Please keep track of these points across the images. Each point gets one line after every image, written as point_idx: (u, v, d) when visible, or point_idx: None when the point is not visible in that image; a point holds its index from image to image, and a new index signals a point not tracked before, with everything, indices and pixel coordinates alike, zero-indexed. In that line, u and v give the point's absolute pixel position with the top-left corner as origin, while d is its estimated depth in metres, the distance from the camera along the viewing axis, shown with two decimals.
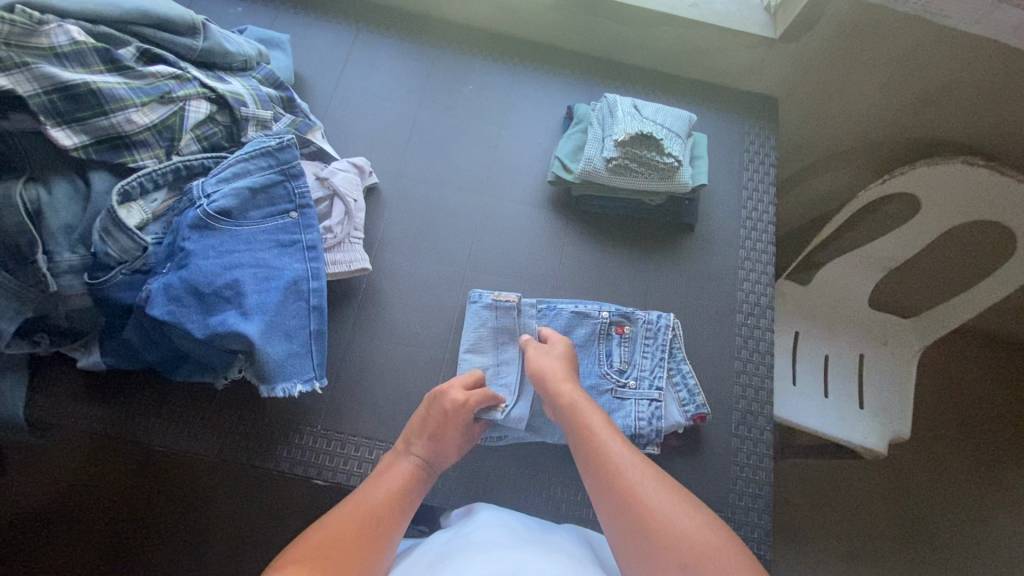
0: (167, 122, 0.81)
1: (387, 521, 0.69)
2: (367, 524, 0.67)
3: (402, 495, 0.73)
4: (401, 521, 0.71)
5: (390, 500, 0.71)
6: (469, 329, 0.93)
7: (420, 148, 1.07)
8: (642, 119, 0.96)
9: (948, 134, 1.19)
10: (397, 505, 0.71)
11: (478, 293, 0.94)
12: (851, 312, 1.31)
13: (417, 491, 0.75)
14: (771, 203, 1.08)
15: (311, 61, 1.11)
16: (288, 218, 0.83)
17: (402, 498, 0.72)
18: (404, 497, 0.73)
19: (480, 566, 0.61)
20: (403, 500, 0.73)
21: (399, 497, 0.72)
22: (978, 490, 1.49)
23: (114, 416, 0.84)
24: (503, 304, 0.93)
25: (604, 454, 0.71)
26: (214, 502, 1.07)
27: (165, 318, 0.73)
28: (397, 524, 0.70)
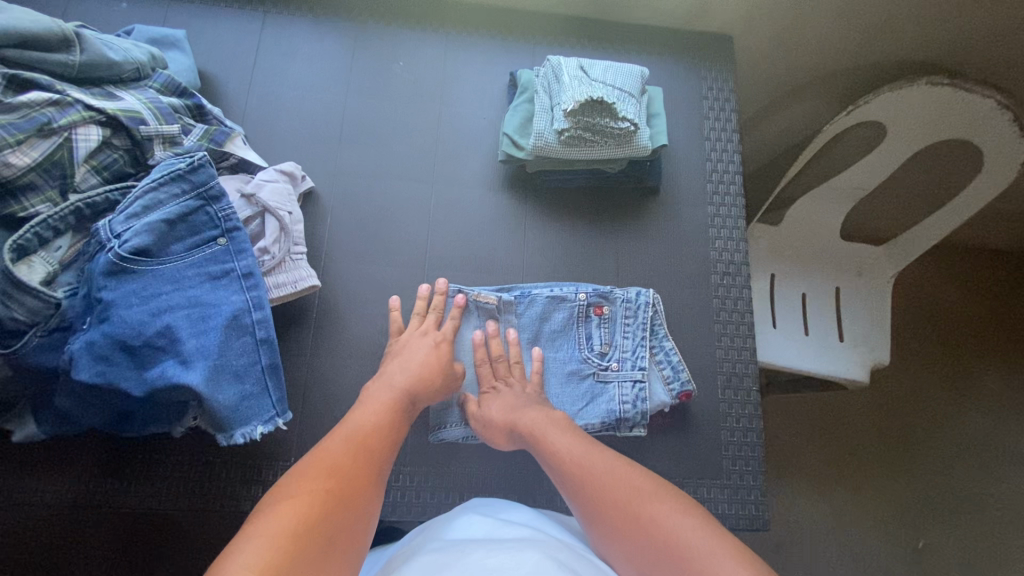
0: (53, 158, 0.70)
1: (376, 451, 0.67)
2: (359, 453, 0.65)
3: (388, 424, 0.71)
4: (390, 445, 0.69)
5: (379, 431, 0.69)
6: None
7: (356, 140, 0.97)
8: (590, 82, 0.88)
9: (910, 53, 1.14)
10: (386, 433, 0.70)
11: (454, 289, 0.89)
12: (826, 247, 1.29)
13: (403, 421, 0.73)
14: (736, 151, 1.03)
15: (218, 56, 0.99)
16: (216, 246, 0.75)
17: (390, 426, 0.71)
18: (393, 425, 0.71)
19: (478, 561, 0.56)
20: (391, 427, 0.71)
21: (386, 428, 0.70)
22: (955, 399, 1.54)
23: (71, 482, 0.78)
24: (484, 305, 0.89)
25: (563, 455, 0.73)
26: None
27: (95, 381, 0.66)
28: (386, 451, 0.68)
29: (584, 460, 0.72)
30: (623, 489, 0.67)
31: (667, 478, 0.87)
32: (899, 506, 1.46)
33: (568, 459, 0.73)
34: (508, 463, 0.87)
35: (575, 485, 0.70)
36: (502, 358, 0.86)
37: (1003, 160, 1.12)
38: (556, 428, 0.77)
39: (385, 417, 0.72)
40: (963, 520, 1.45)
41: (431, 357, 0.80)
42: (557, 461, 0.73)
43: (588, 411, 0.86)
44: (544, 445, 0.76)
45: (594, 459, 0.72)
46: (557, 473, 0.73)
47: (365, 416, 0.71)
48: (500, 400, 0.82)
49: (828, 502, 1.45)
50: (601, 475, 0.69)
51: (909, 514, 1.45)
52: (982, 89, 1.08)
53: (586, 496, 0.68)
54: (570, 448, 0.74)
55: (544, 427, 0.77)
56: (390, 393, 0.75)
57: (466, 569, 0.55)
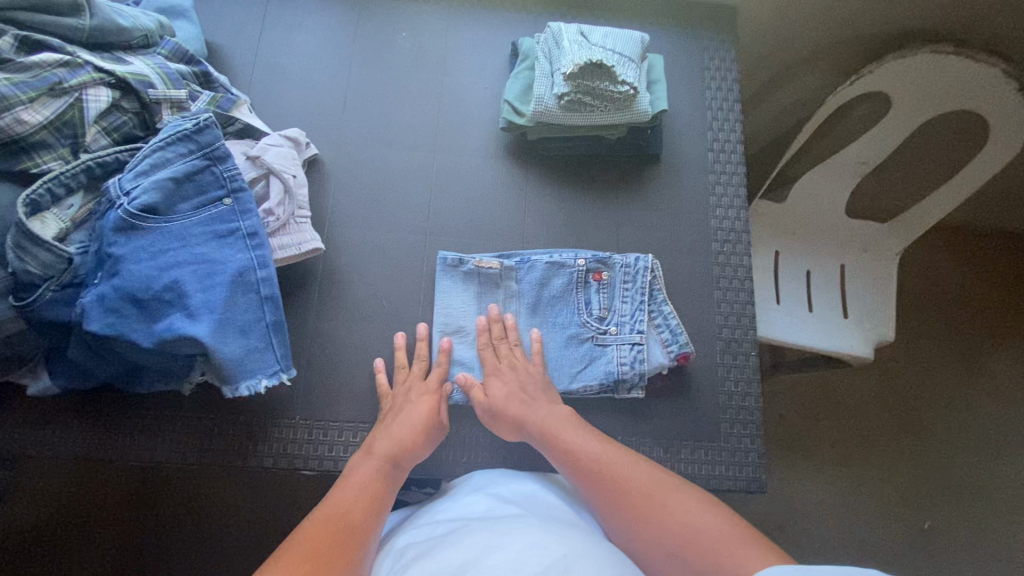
0: (65, 117, 0.72)
1: (357, 525, 0.65)
2: (338, 528, 0.63)
3: (373, 495, 0.69)
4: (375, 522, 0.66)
5: (361, 504, 0.67)
6: (445, 292, 0.90)
7: (359, 109, 0.99)
8: (590, 47, 0.88)
9: (915, 22, 1.13)
10: (370, 507, 0.68)
11: (457, 256, 0.90)
12: (830, 223, 1.29)
13: (390, 492, 0.71)
14: (737, 121, 1.02)
15: (225, 28, 1.00)
16: (222, 206, 0.77)
17: (376, 498, 0.69)
18: (377, 496, 0.69)
19: (479, 542, 0.58)
20: (377, 499, 0.69)
21: (371, 500, 0.69)
22: (961, 378, 1.53)
23: (85, 434, 0.80)
24: (485, 270, 0.90)
25: (582, 456, 0.73)
26: (236, 494, 1.05)
27: (106, 332, 0.68)
28: (369, 526, 0.66)
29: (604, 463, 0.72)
30: (645, 484, 0.68)
31: (666, 441, 0.88)
32: (903, 485, 1.45)
33: (588, 458, 0.73)
34: None
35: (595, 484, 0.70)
36: (504, 339, 0.87)
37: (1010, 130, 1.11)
38: (568, 425, 0.78)
39: (369, 488, 0.70)
40: (968, 500, 1.44)
41: (418, 421, 0.78)
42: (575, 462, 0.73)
43: (587, 371, 0.87)
44: (560, 444, 0.76)
45: (613, 461, 0.72)
46: (575, 474, 0.73)
47: (348, 491, 0.69)
48: (505, 385, 0.82)
49: (831, 480, 1.45)
50: (620, 473, 0.70)
51: (914, 493, 1.45)
52: (988, 57, 1.07)
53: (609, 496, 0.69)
54: (588, 449, 0.74)
55: (557, 425, 0.77)
56: (375, 463, 0.73)
57: (471, 553, 0.56)
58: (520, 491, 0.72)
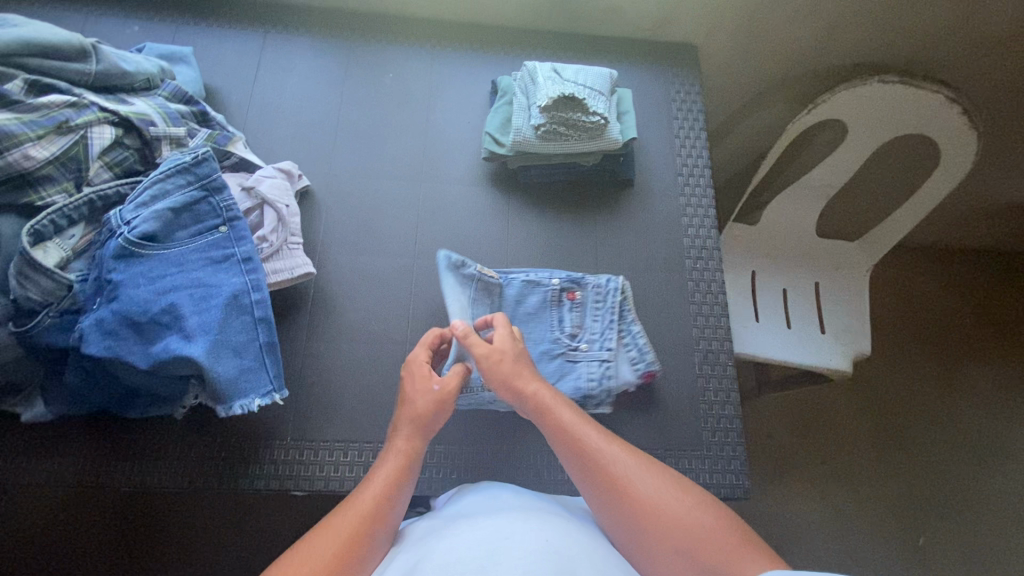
0: (70, 153, 0.77)
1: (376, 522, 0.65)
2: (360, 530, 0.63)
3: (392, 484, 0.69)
4: (393, 515, 0.67)
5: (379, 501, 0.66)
6: (452, 290, 0.91)
7: (348, 144, 1.05)
8: (563, 82, 0.95)
9: (863, 56, 1.23)
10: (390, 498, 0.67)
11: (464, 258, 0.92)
12: (801, 243, 1.36)
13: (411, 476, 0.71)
14: (704, 147, 1.10)
15: (221, 72, 1.07)
16: (218, 234, 0.81)
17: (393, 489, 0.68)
18: (397, 486, 0.69)
19: (467, 533, 0.63)
20: (396, 486, 0.69)
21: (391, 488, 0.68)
22: (940, 389, 1.58)
23: (78, 462, 0.81)
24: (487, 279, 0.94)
25: (589, 448, 0.70)
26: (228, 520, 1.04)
27: (103, 354, 0.71)
28: (390, 516, 0.66)
29: (609, 458, 0.69)
30: (637, 472, 0.67)
31: (651, 450, 0.90)
32: (893, 500, 1.47)
33: (590, 449, 0.70)
34: (497, 440, 0.89)
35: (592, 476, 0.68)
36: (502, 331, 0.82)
37: (955, 151, 1.20)
38: (570, 412, 0.74)
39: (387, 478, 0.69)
40: (957, 512, 1.46)
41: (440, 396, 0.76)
42: (575, 449, 0.70)
43: (571, 387, 0.90)
44: (562, 429, 0.72)
45: (617, 456, 0.69)
46: (574, 461, 0.70)
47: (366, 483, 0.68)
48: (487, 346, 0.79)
49: (824, 497, 1.46)
50: (611, 460, 0.68)
51: (906, 508, 1.46)
52: (932, 85, 1.16)
53: (606, 488, 0.67)
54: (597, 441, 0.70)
55: (558, 411, 0.74)
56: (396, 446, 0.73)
57: (460, 542, 0.61)
58: (515, 492, 0.76)
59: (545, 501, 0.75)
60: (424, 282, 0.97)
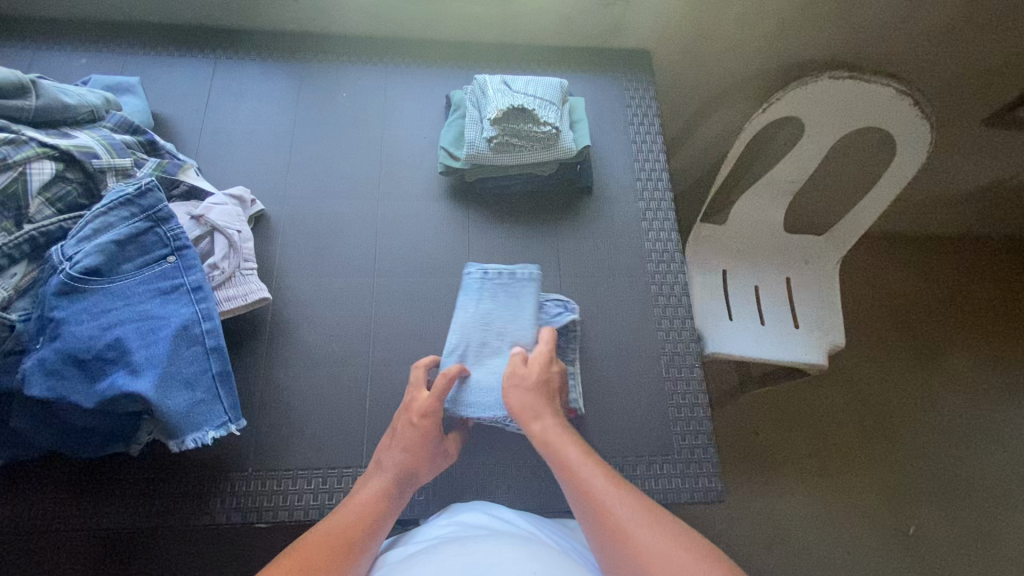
0: (8, 191, 0.75)
1: (358, 539, 0.69)
2: (340, 545, 0.68)
3: (371, 516, 0.72)
4: (371, 545, 0.70)
5: (360, 523, 0.71)
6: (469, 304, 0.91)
7: (303, 166, 1.04)
8: (513, 94, 0.96)
9: (814, 53, 1.24)
10: (369, 529, 0.71)
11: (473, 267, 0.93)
12: (769, 240, 1.37)
13: (391, 510, 0.75)
14: (661, 151, 1.10)
15: (171, 101, 1.06)
16: (166, 264, 0.79)
17: (376, 515, 0.73)
18: (378, 517, 0.73)
19: (452, 558, 0.62)
20: (377, 516, 0.73)
21: (370, 518, 0.72)
22: (916, 376, 1.59)
23: (29, 506, 0.78)
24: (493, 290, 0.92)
25: (597, 493, 0.69)
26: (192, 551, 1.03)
27: (46, 396, 0.69)
28: (369, 544, 0.70)
29: (615, 505, 0.68)
30: (637, 515, 0.67)
31: (623, 457, 0.90)
32: (881, 491, 1.47)
33: (594, 496, 0.69)
34: (466, 456, 0.88)
35: (595, 523, 0.68)
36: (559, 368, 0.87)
37: (910, 141, 1.22)
38: (582, 457, 0.74)
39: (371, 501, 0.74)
40: (944, 499, 1.46)
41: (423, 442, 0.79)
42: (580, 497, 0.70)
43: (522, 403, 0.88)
44: (572, 473, 0.72)
45: (623, 505, 0.68)
46: (580, 508, 0.70)
47: (350, 509, 0.73)
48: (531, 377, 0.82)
49: (813, 494, 1.46)
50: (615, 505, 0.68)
51: (893, 497, 1.46)
52: (881, 78, 1.18)
53: (608, 537, 0.66)
54: (606, 487, 0.70)
55: (568, 457, 0.74)
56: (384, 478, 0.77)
57: (444, 566, 0.60)
58: (498, 516, 0.76)
59: (526, 525, 0.76)
60: (386, 301, 0.96)
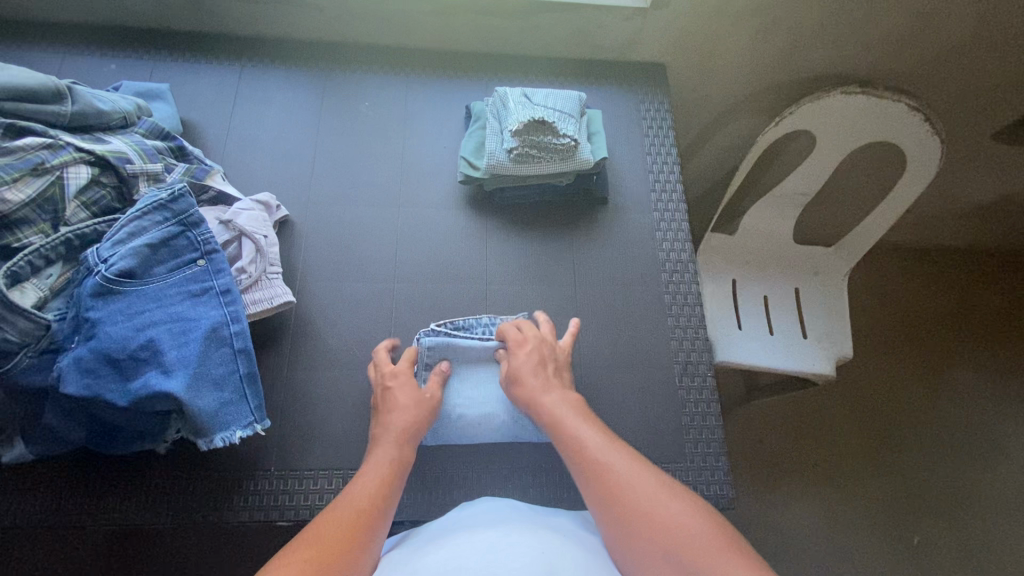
0: (46, 194, 0.78)
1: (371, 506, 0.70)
2: (360, 521, 0.67)
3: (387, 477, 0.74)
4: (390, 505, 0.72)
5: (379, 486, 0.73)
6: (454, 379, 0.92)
7: (326, 173, 1.06)
8: (533, 106, 0.98)
9: (826, 69, 1.26)
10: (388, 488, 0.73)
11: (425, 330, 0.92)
12: (778, 250, 1.39)
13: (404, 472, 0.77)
14: (675, 163, 1.13)
15: (198, 107, 1.09)
16: (196, 267, 0.82)
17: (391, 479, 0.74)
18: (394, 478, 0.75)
19: (466, 544, 0.64)
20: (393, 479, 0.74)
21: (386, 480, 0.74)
22: (921, 388, 1.60)
23: (59, 501, 0.80)
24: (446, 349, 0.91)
25: (588, 451, 0.74)
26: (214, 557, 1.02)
27: (82, 393, 0.71)
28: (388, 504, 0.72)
29: (608, 465, 0.71)
30: (626, 475, 0.70)
31: None
32: (885, 500, 1.48)
33: (588, 449, 0.74)
34: (483, 459, 0.90)
35: (590, 475, 0.72)
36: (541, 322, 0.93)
37: (919, 157, 1.24)
38: (575, 415, 0.79)
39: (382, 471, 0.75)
40: (949, 509, 1.47)
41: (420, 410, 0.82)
42: (576, 452, 0.74)
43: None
44: (563, 430, 0.77)
45: (615, 463, 0.72)
46: (573, 461, 0.74)
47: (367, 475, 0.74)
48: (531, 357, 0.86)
49: (817, 502, 1.47)
50: (606, 465, 0.71)
51: (898, 505, 1.48)
52: (892, 94, 1.20)
53: (603, 484, 0.70)
54: (597, 446, 0.74)
55: (561, 415, 0.79)
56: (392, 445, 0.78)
57: (459, 552, 0.62)
58: (510, 504, 0.78)
59: (539, 513, 0.77)
60: (406, 306, 0.98)
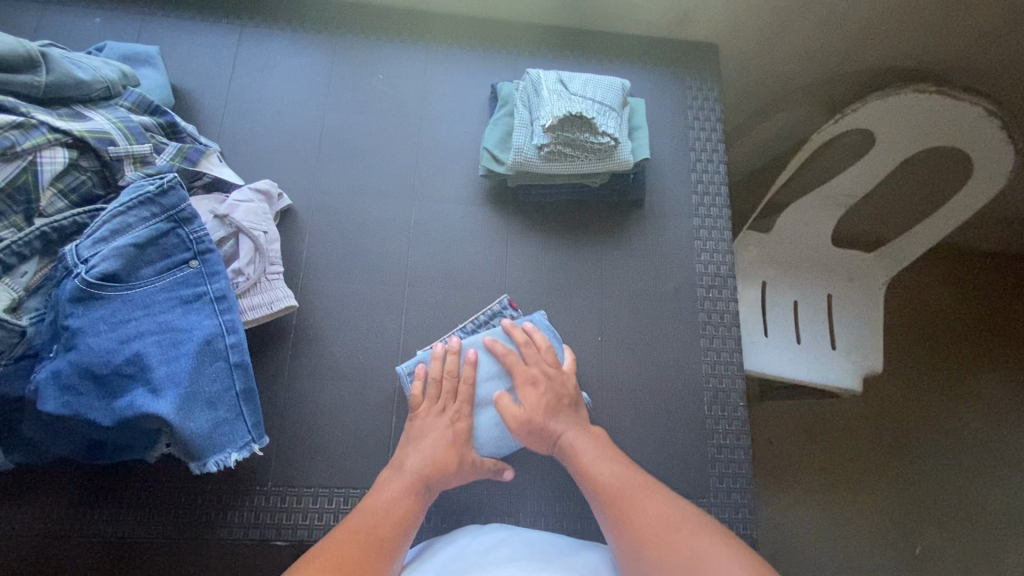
0: (17, 182, 0.68)
1: (389, 542, 0.67)
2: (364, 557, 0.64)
3: (405, 511, 0.71)
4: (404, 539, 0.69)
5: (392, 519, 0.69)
6: None
7: (334, 157, 0.96)
8: (570, 97, 0.86)
9: (898, 59, 1.12)
10: (402, 522, 0.70)
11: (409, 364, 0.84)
12: (816, 253, 1.26)
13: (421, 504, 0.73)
14: (721, 163, 1.01)
15: (193, 73, 0.97)
16: (188, 269, 0.73)
17: (406, 512, 0.71)
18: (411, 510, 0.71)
19: None
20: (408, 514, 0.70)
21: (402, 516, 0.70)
22: (948, 404, 1.53)
23: (47, 511, 0.76)
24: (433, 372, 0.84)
25: (611, 487, 0.72)
26: None
27: (62, 411, 0.64)
28: (399, 539, 0.68)
29: (633, 501, 0.69)
30: (651, 514, 0.68)
31: None
32: (896, 516, 1.44)
33: (610, 485, 0.72)
34: (494, 485, 0.85)
35: (610, 511, 0.70)
36: (530, 343, 0.85)
37: (991, 168, 1.11)
38: (596, 451, 0.77)
39: (403, 503, 0.71)
40: (962, 529, 1.43)
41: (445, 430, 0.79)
42: (605, 495, 0.72)
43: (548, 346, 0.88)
44: (586, 467, 0.75)
45: (641, 501, 0.70)
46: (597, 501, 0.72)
47: (380, 505, 0.70)
48: (540, 396, 0.81)
49: (825, 514, 1.43)
50: (632, 502, 0.70)
51: (909, 522, 1.44)
52: (971, 97, 1.07)
53: (624, 522, 0.68)
54: (621, 481, 0.72)
55: (587, 453, 0.76)
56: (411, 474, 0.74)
57: None
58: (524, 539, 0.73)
59: (555, 546, 0.73)
60: (419, 312, 0.90)
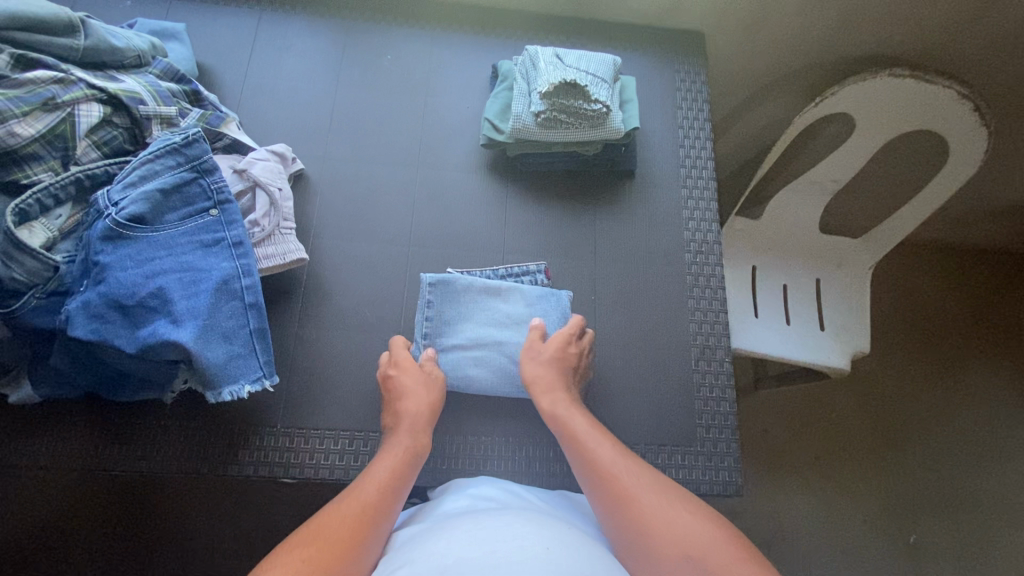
0: (56, 131, 0.75)
1: (381, 504, 0.67)
2: (361, 520, 0.64)
3: (396, 475, 0.72)
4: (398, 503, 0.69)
5: (384, 485, 0.70)
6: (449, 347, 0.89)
7: (344, 128, 1.03)
8: (565, 68, 0.93)
9: (874, 47, 1.19)
10: (394, 488, 0.70)
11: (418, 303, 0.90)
12: (803, 238, 1.32)
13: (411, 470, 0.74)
14: (708, 139, 1.08)
15: (215, 51, 1.05)
16: (208, 216, 0.79)
17: (396, 477, 0.72)
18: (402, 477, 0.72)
19: (464, 531, 0.59)
20: (399, 480, 0.72)
21: (393, 481, 0.71)
22: (936, 388, 1.57)
23: (69, 443, 0.80)
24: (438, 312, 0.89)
25: (602, 460, 0.73)
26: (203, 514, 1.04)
27: (90, 337, 0.69)
28: (393, 503, 0.69)
29: (621, 473, 0.71)
30: (640, 486, 0.69)
31: (645, 445, 0.90)
32: (887, 499, 1.47)
33: (601, 459, 0.73)
34: (491, 431, 0.89)
35: (600, 483, 0.71)
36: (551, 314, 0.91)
37: (966, 148, 1.17)
38: (591, 426, 0.78)
39: (392, 466, 0.73)
40: (951, 511, 1.46)
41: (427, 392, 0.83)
42: (594, 468, 0.72)
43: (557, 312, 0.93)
44: (578, 442, 0.76)
45: (629, 473, 0.71)
46: (585, 474, 0.73)
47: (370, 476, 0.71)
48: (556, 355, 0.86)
49: (816, 498, 1.46)
50: (623, 475, 0.70)
51: (899, 505, 1.46)
52: (943, 79, 1.13)
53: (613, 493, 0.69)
54: (611, 456, 0.73)
55: (580, 430, 0.77)
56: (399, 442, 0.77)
57: (458, 540, 0.58)
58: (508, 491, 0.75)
59: (535, 499, 0.75)
60: (421, 270, 0.96)
